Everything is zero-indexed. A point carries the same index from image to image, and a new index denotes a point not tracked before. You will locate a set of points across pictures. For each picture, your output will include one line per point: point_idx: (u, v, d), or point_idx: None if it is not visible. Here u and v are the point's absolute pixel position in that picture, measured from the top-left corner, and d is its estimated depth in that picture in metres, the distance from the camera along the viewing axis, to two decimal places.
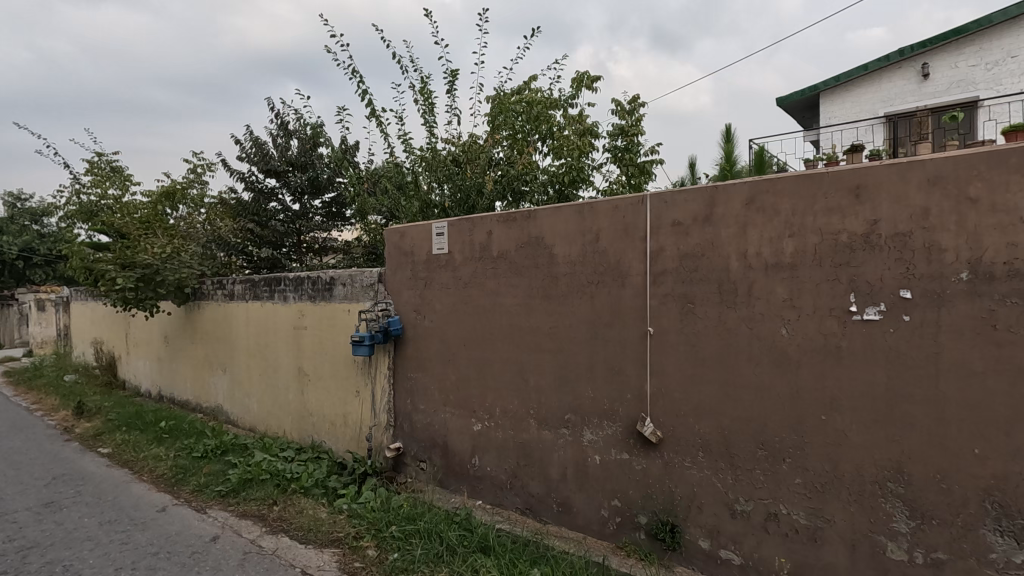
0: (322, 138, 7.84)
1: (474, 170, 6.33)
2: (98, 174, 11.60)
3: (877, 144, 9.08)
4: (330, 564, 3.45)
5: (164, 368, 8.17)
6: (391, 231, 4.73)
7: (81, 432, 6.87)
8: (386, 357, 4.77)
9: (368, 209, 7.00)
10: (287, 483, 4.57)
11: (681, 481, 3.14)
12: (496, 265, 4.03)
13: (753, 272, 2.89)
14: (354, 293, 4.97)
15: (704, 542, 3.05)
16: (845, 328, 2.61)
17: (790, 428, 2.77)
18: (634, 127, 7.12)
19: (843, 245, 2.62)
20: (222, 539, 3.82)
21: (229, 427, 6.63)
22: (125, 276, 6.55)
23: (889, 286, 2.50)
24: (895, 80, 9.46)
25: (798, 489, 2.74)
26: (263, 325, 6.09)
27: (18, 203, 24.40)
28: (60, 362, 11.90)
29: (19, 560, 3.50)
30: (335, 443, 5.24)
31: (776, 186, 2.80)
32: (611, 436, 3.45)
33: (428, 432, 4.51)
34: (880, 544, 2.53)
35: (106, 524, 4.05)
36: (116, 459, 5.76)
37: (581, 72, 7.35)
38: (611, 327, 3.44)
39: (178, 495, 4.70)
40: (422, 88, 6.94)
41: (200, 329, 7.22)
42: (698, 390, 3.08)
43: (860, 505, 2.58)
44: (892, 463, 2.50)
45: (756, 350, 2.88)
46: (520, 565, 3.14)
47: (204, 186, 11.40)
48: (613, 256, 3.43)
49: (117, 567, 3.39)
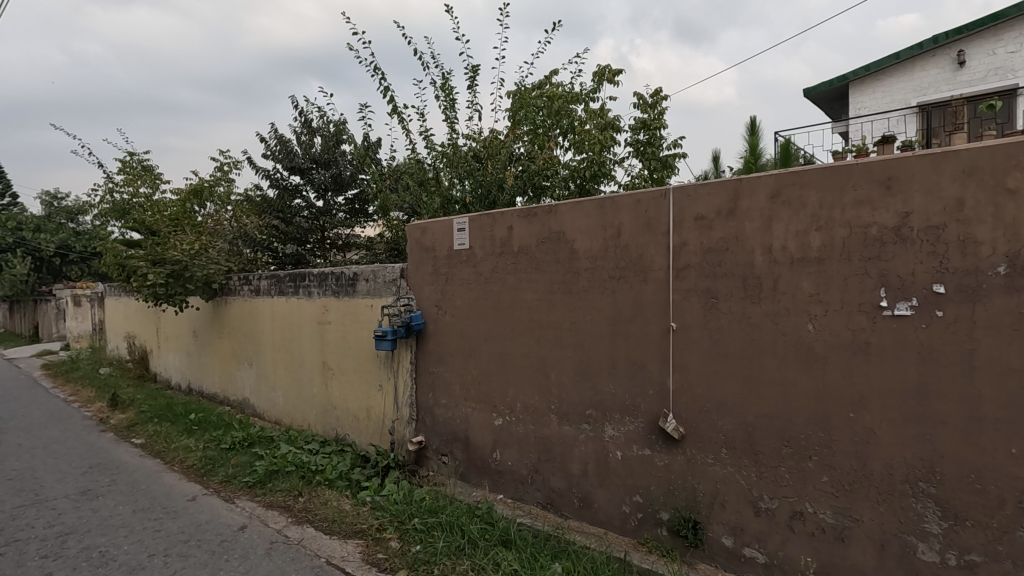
0: (345, 135, 7.93)
1: (495, 166, 6.32)
2: (130, 174, 11.94)
3: (909, 135, 8.78)
4: (353, 554, 3.50)
5: (193, 362, 8.39)
6: (413, 227, 4.77)
7: (115, 423, 7.12)
8: (407, 352, 4.82)
9: (390, 206, 7.07)
10: (312, 475, 4.67)
11: (704, 478, 3.11)
12: (517, 260, 4.02)
13: (778, 267, 2.84)
14: (377, 288, 5.04)
15: (727, 539, 3.02)
16: (875, 324, 2.55)
17: (816, 425, 2.72)
18: (657, 120, 7.03)
19: (873, 238, 2.56)
20: (250, 528, 3.92)
21: (256, 419, 6.77)
22: (156, 272, 6.77)
23: (921, 280, 2.43)
24: (928, 68, 9.18)
25: (825, 488, 2.69)
26: (289, 317, 6.19)
27: (56, 203, 25.90)
28: (96, 356, 12.36)
29: (58, 545, 3.64)
30: (358, 436, 5.32)
31: (802, 179, 2.75)
32: (632, 432, 3.42)
33: (449, 426, 4.54)
34: (910, 545, 2.47)
35: (139, 512, 4.19)
36: (148, 449, 5.94)
37: (603, 66, 7.29)
38: (633, 322, 3.41)
39: (207, 485, 4.84)
40: (443, 83, 6.94)
41: (228, 323, 7.38)
42: (722, 387, 3.04)
43: (889, 505, 2.52)
44: (923, 463, 2.44)
45: (781, 346, 2.83)
46: (541, 558, 3.15)
47: (230, 183, 11.62)
48: (635, 250, 3.40)
49: (151, 554, 3.50)
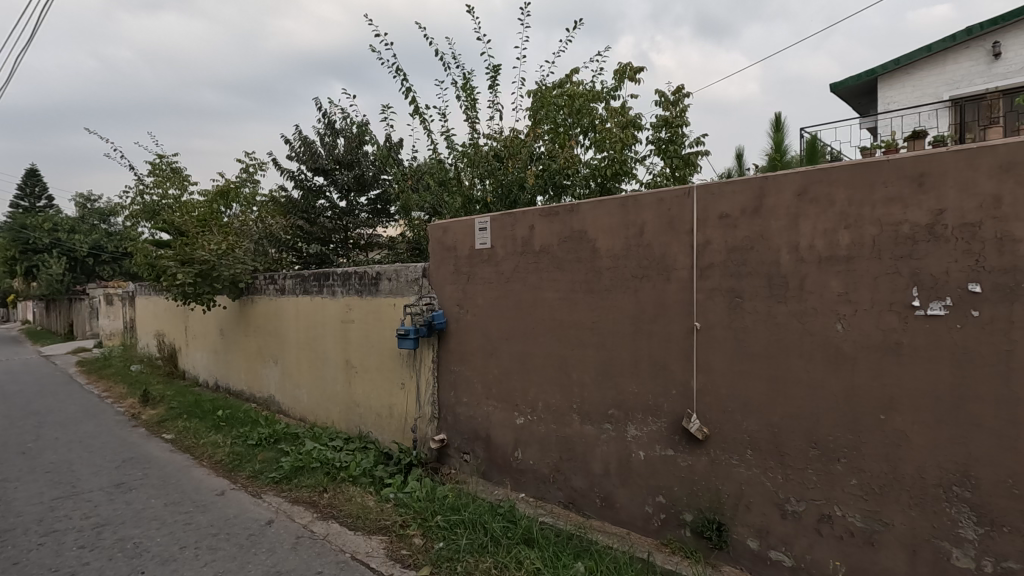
0: (367, 136, 8.02)
1: (516, 165, 6.35)
2: (160, 176, 12.24)
3: (941, 130, 8.55)
4: (378, 550, 3.54)
5: (220, 360, 8.57)
6: (435, 227, 4.80)
7: (146, 419, 7.31)
8: (430, 351, 4.85)
9: (411, 206, 7.14)
10: (336, 472, 4.74)
11: (728, 479, 3.07)
12: (539, 259, 4.03)
13: (805, 266, 2.79)
14: (400, 287, 5.09)
15: (753, 542, 2.98)
16: (907, 324, 2.49)
17: (844, 426, 2.67)
18: (679, 118, 6.95)
19: (904, 236, 2.50)
20: (277, 523, 3.99)
21: (281, 416, 6.90)
22: (185, 271, 6.95)
23: (955, 279, 2.37)
24: (961, 61, 8.93)
25: (854, 491, 2.64)
26: (313, 315, 6.29)
27: (90, 206, 26.84)
28: (127, 353, 12.70)
29: (94, 535, 3.76)
30: (381, 433, 5.38)
31: (830, 175, 2.70)
32: (655, 432, 3.40)
33: (470, 425, 4.56)
34: (943, 550, 2.41)
35: (170, 505, 4.31)
36: (178, 445, 6.10)
37: (624, 63, 7.24)
38: (655, 322, 3.39)
39: (235, 480, 4.95)
40: (464, 83, 6.99)
41: (253, 322, 7.52)
42: (747, 387, 3.00)
43: (921, 509, 2.46)
44: (957, 466, 2.37)
45: (808, 345, 2.78)
46: (563, 557, 3.15)
47: (256, 184, 11.83)
48: (657, 249, 3.37)
49: (182, 546, 3.60)
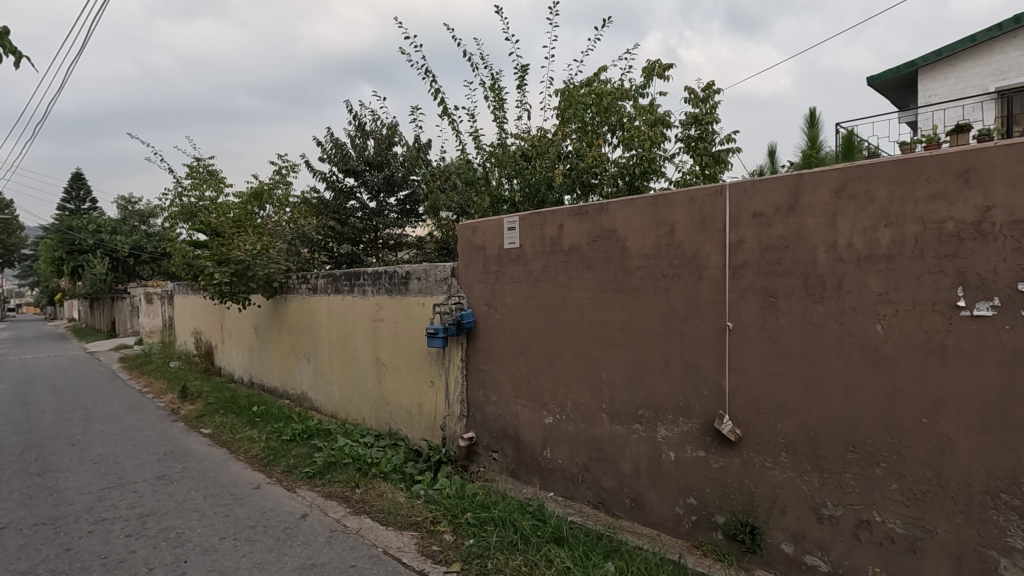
0: (396, 137, 8.13)
1: (544, 164, 6.36)
2: (197, 178, 12.62)
3: (986, 123, 8.21)
4: (409, 546, 3.60)
5: (254, 357, 8.81)
6: (464, 227, 4.84)
7: (185, 414, 7.56)
8: (458, 349, 4.89)
9: (440, 206, 7.23)
10: (367, 467, 4.83)
11: (762, 482, 3.02)
12: (568, 259, 4.03)
13: (843, 265, 2.73)
14: (429, 286, 5.14)
15: (787, 546, 2.93)
16: (951, 325, 2.41)
17: (885, 430, 2.60)
18: (709, 115, 6.84)
19: (948, 234, 2.42)
20: (311, 517, 4.08)
21: (314, 413, 7.06)
22: (221, 271, 7.16)
23: (1004, 279, 2.29)
24: (1008, 50, 8.56)
25: (895, 496, 2.57)
26: (344, 314, 6.42)
27: (130, 208, 27.84)
28: (166, 350, 13.14)
29: (140, 525, 3.91)
30: (411, 431, 5.45)
31: (869, 172, 2.63)
32: (686, 433, 3.36)
33: (499, 423, 4.59)
34: (991, 559, 2.33)
35: (210, 498, 4.45)
36: (215, 439, 6.29)
37: (653, 61, 7.16)
38: (686, 322, 3.35)
39: (271, 474, 5.08)
40: (493, 83, 7.03)
41: (286, 320, 7.70)
42: (782, 389, 2.95)
43: (967, 516, 2.38)
44: (1007, 473, 2.29)
45: (846, 346, 2.71)
46: (593, 557, 3.15)
47: (288, 186, 12.09)
48: (689, 248, 3.33)
49: (222, 537, 3.71)
